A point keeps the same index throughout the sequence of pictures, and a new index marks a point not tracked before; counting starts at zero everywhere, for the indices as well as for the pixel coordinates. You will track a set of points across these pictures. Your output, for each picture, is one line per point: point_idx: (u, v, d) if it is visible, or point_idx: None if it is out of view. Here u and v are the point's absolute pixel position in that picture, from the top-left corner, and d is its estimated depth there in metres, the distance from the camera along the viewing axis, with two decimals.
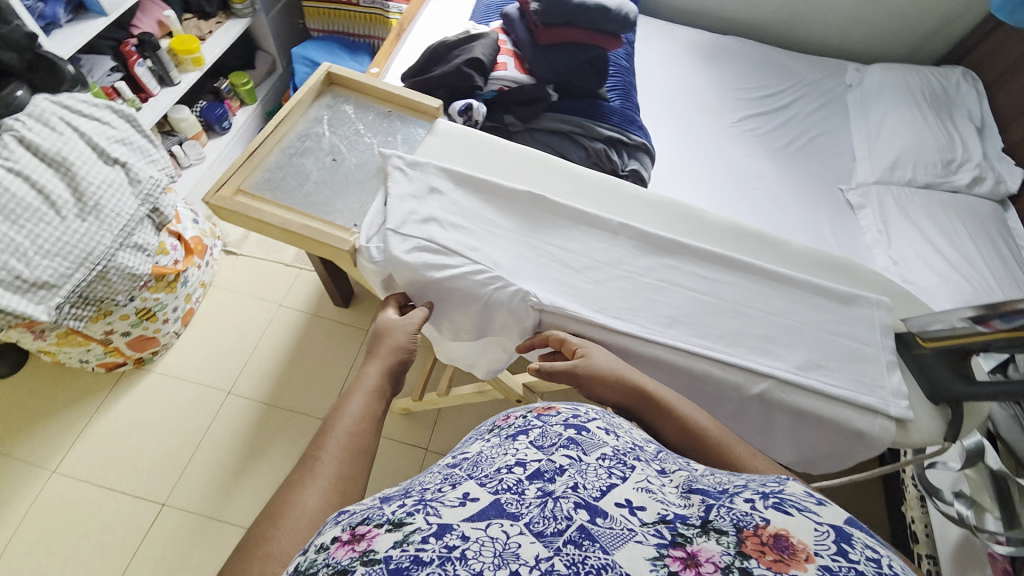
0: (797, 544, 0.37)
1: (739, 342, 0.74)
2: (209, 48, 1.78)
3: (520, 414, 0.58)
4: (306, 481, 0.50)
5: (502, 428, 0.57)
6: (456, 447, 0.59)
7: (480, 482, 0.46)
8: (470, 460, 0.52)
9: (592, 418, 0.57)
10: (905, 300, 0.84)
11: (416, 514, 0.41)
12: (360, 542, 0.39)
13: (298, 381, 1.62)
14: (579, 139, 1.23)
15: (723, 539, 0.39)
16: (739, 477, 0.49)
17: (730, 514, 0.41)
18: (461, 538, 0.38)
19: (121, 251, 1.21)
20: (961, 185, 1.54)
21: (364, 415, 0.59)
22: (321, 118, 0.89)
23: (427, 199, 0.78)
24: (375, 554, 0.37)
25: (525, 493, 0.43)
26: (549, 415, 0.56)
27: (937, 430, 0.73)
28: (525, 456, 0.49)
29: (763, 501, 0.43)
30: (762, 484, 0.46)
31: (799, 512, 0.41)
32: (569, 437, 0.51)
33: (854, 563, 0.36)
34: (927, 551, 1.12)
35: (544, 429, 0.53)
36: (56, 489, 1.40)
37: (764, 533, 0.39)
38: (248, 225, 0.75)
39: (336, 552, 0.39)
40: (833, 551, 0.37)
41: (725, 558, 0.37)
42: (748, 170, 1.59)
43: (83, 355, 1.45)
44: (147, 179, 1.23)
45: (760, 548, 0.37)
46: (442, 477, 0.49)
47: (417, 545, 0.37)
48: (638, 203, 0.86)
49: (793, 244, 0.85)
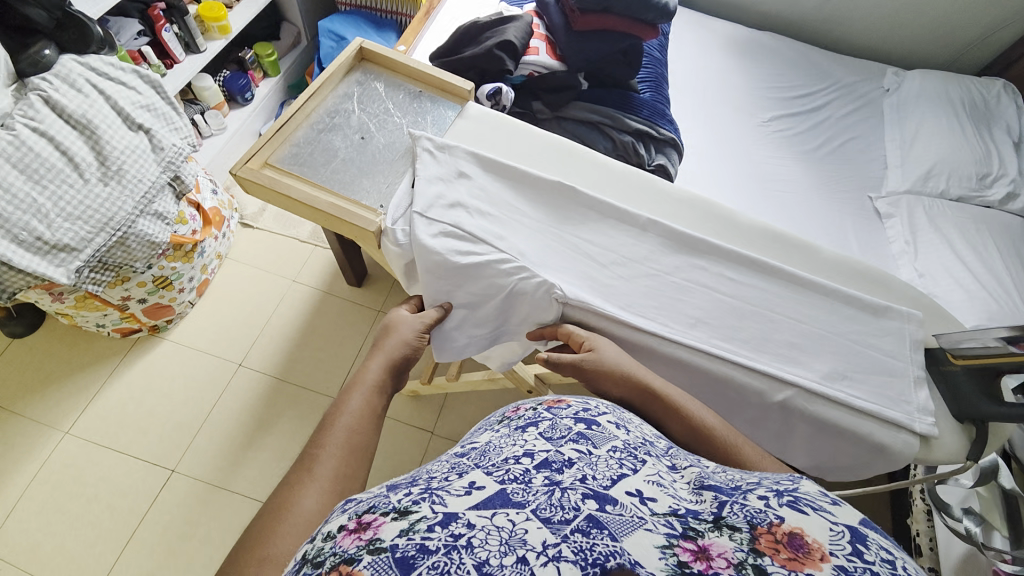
0: (812, 542, 0.36)
1: (764, 348, 0.73)
2: (235, 17, 1.76)
3: (530, 406, 0.58)
4: (306, 479, 0.50)
5: (512, 419, 0.57)
6: (466, 438, 0.59)
7: (487, 471, 0.45)
8: (478, 449, 0.52)
9: (603, 412, 0.57)
10: (937, 315, 0.82)
11: (422, 502, 0.40)
12: (367, 530, 0.38)
13: (308, 358, 1.63)
14: (607, 130, 1.20)
15: (736, 535, 0.38)
16: (751, 475, 0.48)
17: (743, 510, 0.40)
18: (466, 526, 0.37)
19: (141, 218, 1.21)
20: (994, 200, 1.50)
21: (364, 411, 0.60)
22: (351, 94, 0.88)
23: (454, 183, 0.77)
24: (381, 542, 0.36)
25: (533, 483, 0.43)
26: (560, 407, 0.56)
27: (961, 450, 0.71)
28: (533, 447, 0.49)
29: (777, 498, 0.41)
30: (775, 481, 0.45)
31: (814, 511, 0.39)
32: (578, 431, 0.51)
33: (870, 564, 0.34)
34: (930, 564, 1.10)
35: (553, 421, 0.53)
36: (70, 449, 1.43)
37: (778, 530, 0.37)
38: (274, 199, 0.75)
39: (343, 540, 0.38)
40: (849, 551, 0.35)
41: (738, 554, 0.36)
42: (774, 172, 1.56)
43: (100, 320, 1.47)
44: (170, 147, 1.23)
45: (774, 546, 0.36)
46: (450, 466, 0.48)
47: (423, 534, 0.36)
48: (668, 199, 0.84)
49: (825, 250, 0.83)
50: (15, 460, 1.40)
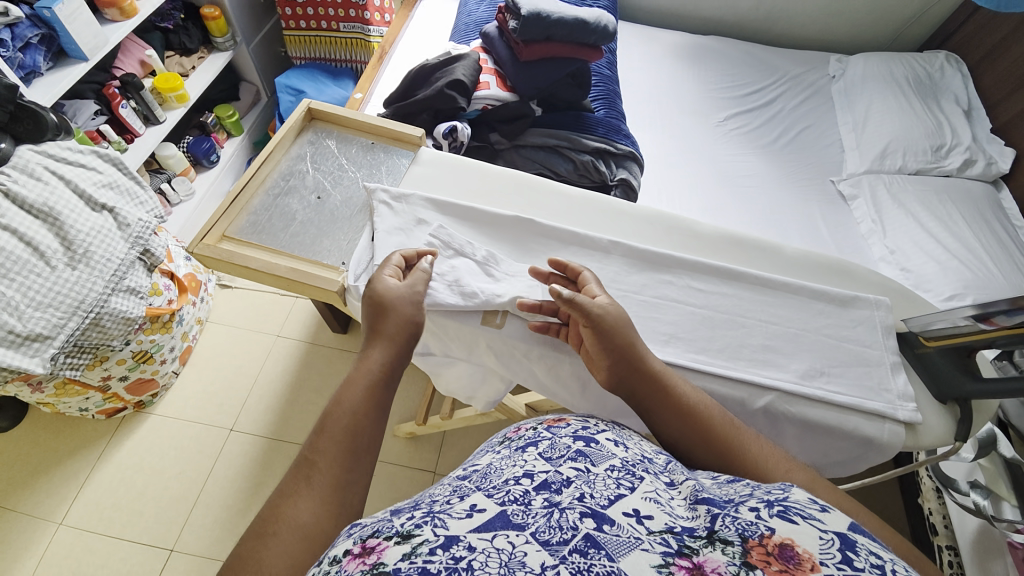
0: (803, 552, 0.34)
1: (739, 354, 0.73)
2: (192, 84, 1.78)
3: (530, 427, 0.58)
4: (300, 485, 0.48)
5: (512, 440, 0.56)
6: (467, 459, 0.57)
7: (488, 493, 0.43)
8: (479, 471, 0.50)
9: (602, 430, 0.56)
10: (904, 298, 0.83)
11: (424, 525, 0.38)
12: (370, 555, 0.36)
13: (300, 413, 1.61)
14: (566, 152, 1.22)
15: (728, 550, 0.36)
16: (744, 485, 0.45)
17: (735, 523, 0.38)
18: (467, 549, 0.35)
19: (113, 296, 1.20)
20: (953, 169, 1.54)
21: (361, 397, 0.56)
22: (304, 154, 0.88)
23: (414, 231, 0.77)
24: (384, 566, 0.34)
25: (532, 504, 0.41)
26: (559, 426, 0.56)
27: (948, 431, 0.71)
28: (533, 467, 0.47)
29: (767, 509, 0.39)
30: (766, 491, 0.42)
31: (803, 519, 0.37)
32: (577, 448, 0.50)
33: (860, 571, 0.32)
34: (947, 542, 1.08)
35: (552, 440, 0.52)
36: (63, 542, 1.37)
37: (768, 542, 0.36)
38: (234, 272, 0.74)
39: (348, 565, 0.36)
40: (839, 559, 0.33)
41: (731, 568, 0.35)
42: (738, 168, 1.59)
43: (83, 404, 1.44)
44: (135, 222, 1.24)
45: (765, 559, 0.34)
46: (451, 490, 0.46)
47: (424, 557, 0.34)
48: (627, 218, 0.86)
49: (787, 248, 0.85)
50: (6, 561, 1.34)
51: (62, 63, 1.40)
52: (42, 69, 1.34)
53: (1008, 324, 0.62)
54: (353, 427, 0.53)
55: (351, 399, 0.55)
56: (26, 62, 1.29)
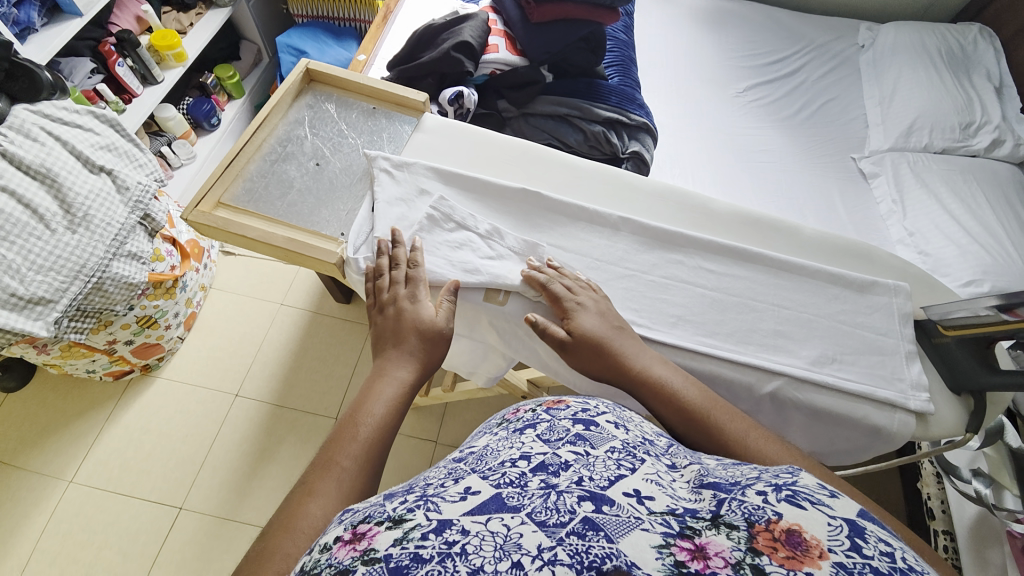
0: (810, 539, 0.33)
1: (749, 339, 0.71)
2: (191, 42, 1.72)
3: (530, 408, 0.56)
4: (320, 486, 0.47)
5: (511, 422, 0.54)
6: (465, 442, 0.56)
7: (483, 476, 0.42)
8: (476, 454, 0.49)
9: (602, 412, 0.54)
10: (924, 284, 0.80)
11: (416, 509, 0.37)
12: (361, 541, 0.35)
13: (304, 381, 1.63)
14: (576, 122, 1.17)
15: (733, 534, 0.35)
16: (752, 468, 0.44)
17: (741, 507, 0.37)
18: (461, 533, 0.34)
19: (115, 261, 1.18)
20: (981, 149, 1.47)
21: (383, 408, 0.55)
22: (302, 119, 0.85)
23: (416, 202, 0.74)
24: (376, 553, 0.33)
25: (528, 486, 0.40)
26: (559, 408, 0.54)
27: (959, 422, 0.69)
28: (530, 449, 0.46)
29: (775, 494, 0.37)
30: (773, 474, 0.40)
31: (812, 505, 0.36)
32: (576, 433, 0.49)
33: (869, 559, 0.32)
34: (944, 527, 1.06)
35: (551, 424, 0.50)
36: (74, 499, 1.41)
37: (776, 527, 0.34)
38: (230, 241, 0.72)
39: (337, 552, 0.35)
40: (847, 547, 0.32)
41: (736, 554, 0.33)
42: (755, 143, 1.53)
43: (89, 366, 1.45)
44: (135, 186, 1.21)
45: (772, 544, 0.33)
46: (446, 473, 0.45)
47: (416, 542, 0.33)
48: (638, 194, 0.82)
49: (805, 229, 0.81)
50: (20, 515, 1.38)
51: (57, 19, 1.34)
52: (37, 25, 1.29)
53: None
54: (375, 437, 0.53)
55: (375, 408, 0.55)
56: (20, 18, 1.24)
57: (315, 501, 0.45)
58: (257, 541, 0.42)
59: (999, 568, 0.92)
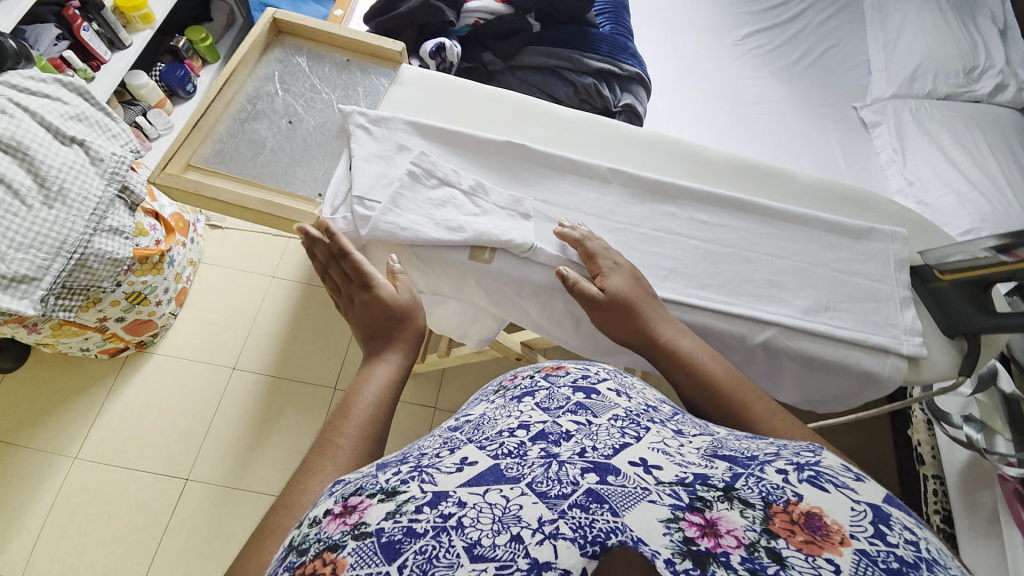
0: (832, 523, 0.31)
1: (742, 290, 0.69)
2: (157, 3, 1.62)
3: (527, 375, 0.54)
4: (324, 462, 0.47)
5: (508, 389, 0.53)
6: (461, 410, 0.55)
7: (480, 445, 0.41)
8: (472, 422, 0.48)
9: (603, 378, 0.52)
10: (922, 229, 0.78)
11: (411, 481, 0.37)
12: (352, 514, 0.35)
13: (300, 353, 1.63)
14: (565, 74, 1.12)
15: (747, 513, 0.33)
16: (767, 442, 0.41)
17: (758, 485, 0.35)
18: (457, 505, 0.34)
19: (96, 235, 1.14)
20: (983, 94, 1.42)
21: (377, 389, 0.55)
22: (272, 75, 0.80)
23: (395, 158, 0.71)
24: (367, 527, 0.33)
25: (528, 455, 0.39)
26: (558, 373, 0.52)
27: (952, 365, 0.69)
28: (529, 418, 0.45)
29: (796, 473, 0.35)
30: (794, 452, 0.38)
31: (835, 488, 0.33)
32: (577, 400, 0.47)
33: (894, 547, 0.30)
34: (933, 471, 1.06)
35: (550, 391, 0.49)
36: (80, 475, 1.43)
37: (794, 509, 0.32)
38: (202, 204, 0.68)
39: (326, 526, 0.35)
40: (871, 533, 0.30)
41: (750, 534, 0.31)
42: (753, 94, 1.47)
43: (83, 344, 1.44)
44: (110, 157, 1.15)
45: (789, 527, 0.31)
46: (442, 442, 0.44)
47: (410, 516, 0.33)
48: (628, 145, 0.79)
49: (802, 175, 0.79)
50: (29, 491, 1.41)
51: None
52: None
53: None
54: (373, 412, 0.53)
55: (370, 391, 0.55)
56: None
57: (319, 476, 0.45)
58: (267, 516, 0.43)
59: (988, 510, 0.93)
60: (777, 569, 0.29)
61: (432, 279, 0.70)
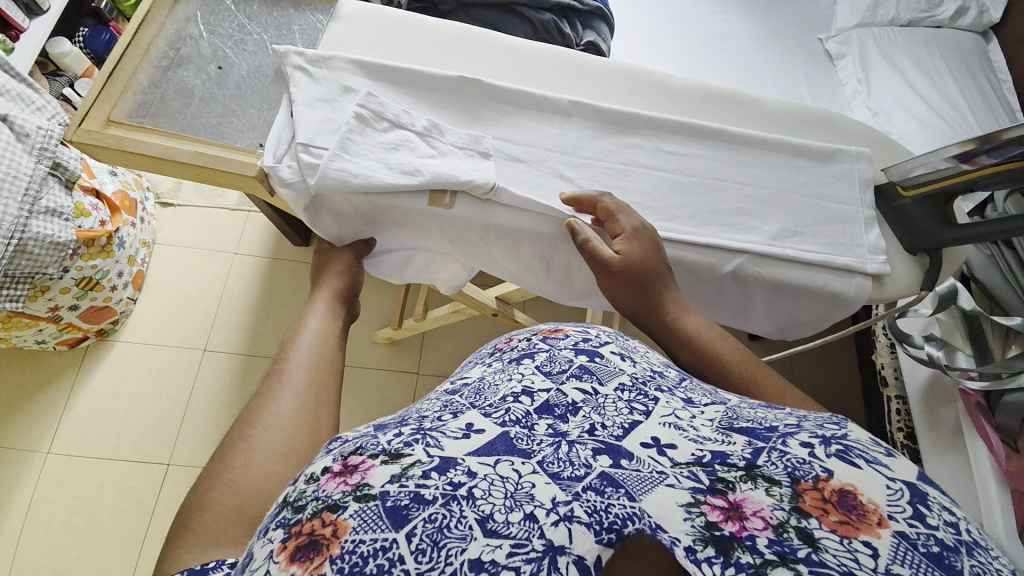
0: (867, 503, 0.30)
1: (711, 220, 0.68)
2: None
3: (523, 337, 0.50)
4: (279, 386, 0.50)
5: (504, 352, 0.49)
6: (455, 372, 0.51)
7: (483, 412, 0.39)
8: (470, 386, 0.44)
9: (605, 342, 0.48)
10: (886, 148, 0.79)
11: (415, 444, 0.34)
12: (353, 474, 0.32)
13: (272, 329, 1.58)
14: (523, 12, 1.05)
15: (774, 490, 0.31)
16: (786, 413, 0.40)
17: (784, 459, 0.33)
18: (467, 475, 0.32)
19: (32, 218, 1.06)
20: (946, 18, 1.39)
21: (319, 322, 0.59)
22: (194, 16, 0.77)
23: (341, 101, 0.67)
24: (371, 489, 0.31)
25: (536, 430, 0.37)
26: (557, 337, 0.48)
27: (913, 280, 0.71)
28: (531, 384, 0.41)
29: (822, 448, 0.34)
30: (818, 425, 0.36)
31: (868, 464, 0.32)
32: (580, 364, 0.43)
33: (934, 530, 0.29)
34: (896, 392, 1.05)
35: (551, 353, 0.45)
36: (55, 469, 1.39)
37: (826, 486, 0.31)
38: (128, 162, 0.64)
39: (326, 484, 0.32)
40: (910, 514, 0.29)
41: (778, 514, 0.30)
42: (718, 30, 1.43)
43: (38, 336, 1.37)
44: (36, 132, 1.04)
45: (821, 506, 0.30)
46: (441, 405, 0.41)
47: (417, 481, 0.31)
48: (588, 75, 0.77)
49: (768, 100, 0.78)
50: (4, 490, 1.36)
51: None
52: None
53: (993, 163, 0.58)
54: (321, 342, 0.57)
55: (311, 324, 0.58)
56: None
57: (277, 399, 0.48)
58: (228, 435, 0.45)
59: (950, 424, 0.94)
60: (808, 552, 0.28)
61: (400, 230, 0.68)
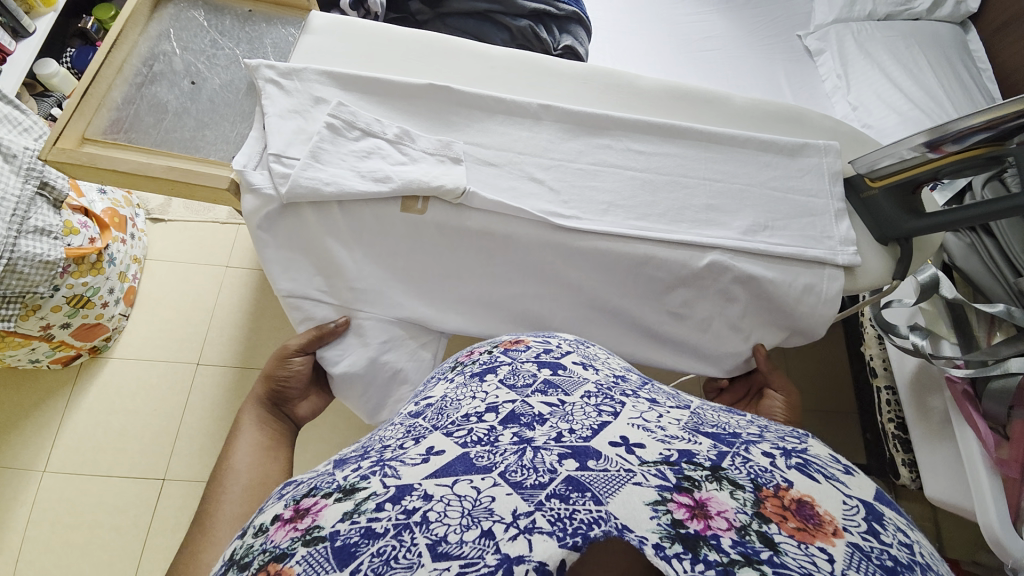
0: (824, 513, 0.30)
1: (682, 217, 0.71)
2: None
3: (485, 350, 0.52)
4: (213, 528, 0.49)
5: (466, 365, 0.51)
6: (418, 391, 0.52)
7: (446, 431, 0.39)
8: (433, 405, 0.45)
9: (567, 351, 0.50)
10: (853, 140, 0.81)
11: (371, 476, 0.34)
12: (303, 518, 0.33)
13: (263, 341, 1.58)
14: (499, 18, 1.07)
15: (738, 494, 0.32)
16: (748, 421, 0.41)
17: (747, 465, 0.33)
18: (422, 499, 0.32)
19: (21, 238, 1.06)
20: (922, 10, 1.40)
21: (251, 448, 0.61)
22: (167, 33, 0.79)
23: (313, 112, 0.69)
24: (320, 531, 0.31)
25: (500, 442, 0.37)
26: (519, 349, 0.50)
27: (886, 270, 0.73)
28: (496, 398, 0.42)
29: (783, 458, 0.34)
30: (779, 437, 0.37)
31: (826, 479, 0.33)
32: (544, 378, 0.45)
33: (887, 546, 0.29)
34: (886, 383, 1.02)
35: (514, 366, 0.47)
36: (51, 488, 1.39)
37: (785, 495, 0.31)
38: (103, 178, 0.65)
39: (275, 534, 0.33)
40: (864, 529, 0.30)
41: (741, 517, 0.30)
42: (697, 31, 1.45)
43: (31, 355, 1.37)
44: (22, 152, 1.05)
45: (781, 512, 0.30)
46: (404, 430, 0.42)
47: (370, 515, 0.31)
48: (559, 79, 0.79)
49: (735, 98, 0.80)
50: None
51: None
52: None
53: (957, 150, 0.59)
54: (256, 465, 0.59)
55: (241, 445, 0.61)
56: None
57: (216, 537, 0.48)
58: None
59: (940, 414, 0.92)
60: (770, 555, 0.28)
61: (374, 240, 0.70)
